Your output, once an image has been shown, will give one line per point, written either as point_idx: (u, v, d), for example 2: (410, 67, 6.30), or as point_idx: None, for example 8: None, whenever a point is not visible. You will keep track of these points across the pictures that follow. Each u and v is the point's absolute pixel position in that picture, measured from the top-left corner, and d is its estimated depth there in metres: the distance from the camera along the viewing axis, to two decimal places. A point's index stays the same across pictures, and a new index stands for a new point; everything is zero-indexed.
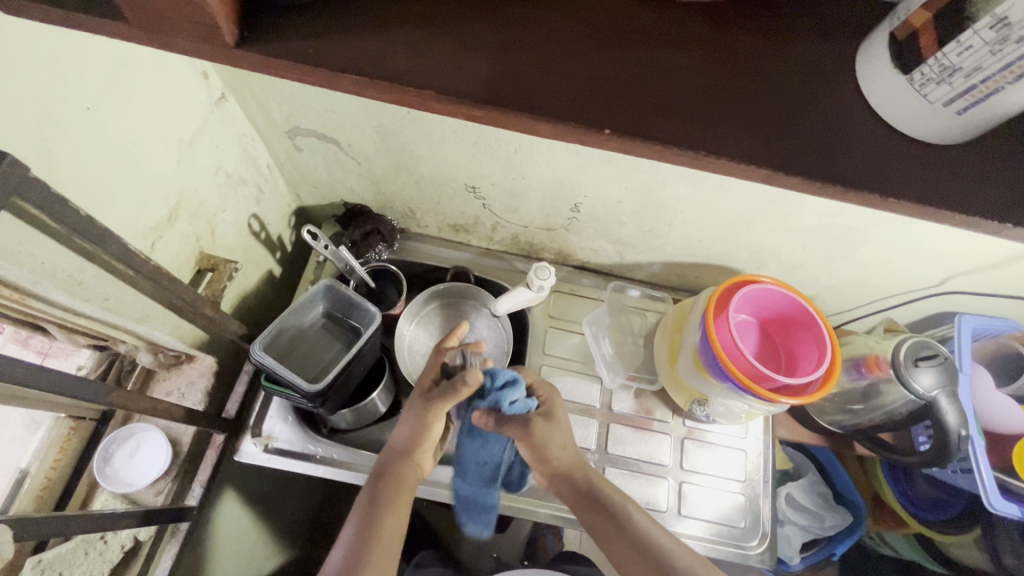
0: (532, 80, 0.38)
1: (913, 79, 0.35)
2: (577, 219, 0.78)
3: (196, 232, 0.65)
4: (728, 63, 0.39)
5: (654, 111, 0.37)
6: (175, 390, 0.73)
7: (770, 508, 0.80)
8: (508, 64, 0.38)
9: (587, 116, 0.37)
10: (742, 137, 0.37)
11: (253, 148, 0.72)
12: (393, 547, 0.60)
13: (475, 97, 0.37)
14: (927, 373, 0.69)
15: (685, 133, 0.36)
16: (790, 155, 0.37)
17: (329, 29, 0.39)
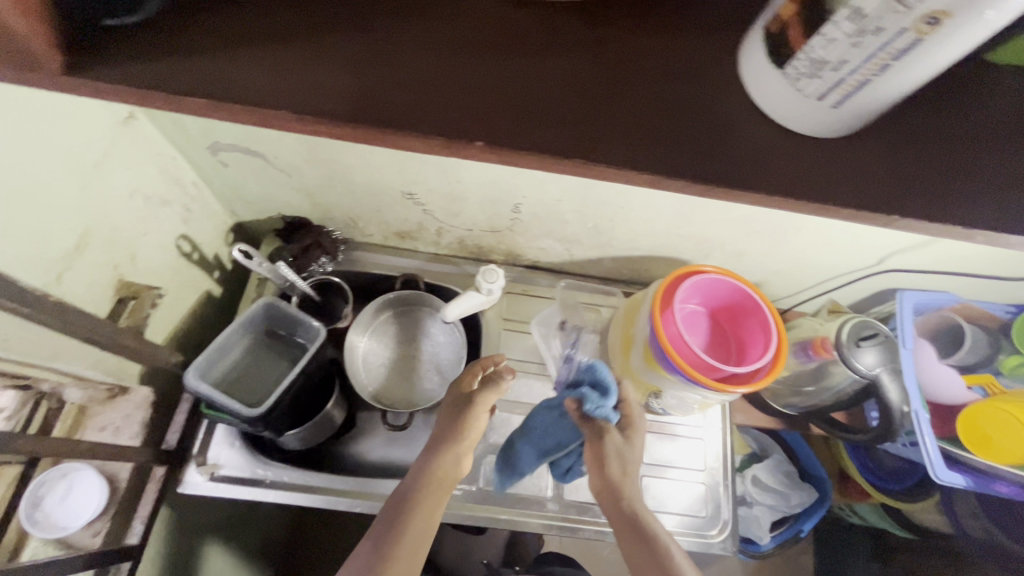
0: (416, 97, 0.37)
1: (787, 73, 0.36)
2: (520, 219, 0.77)
3: (113, 259, 0.62)
4: (612, 66, 0.40)
5: (523, 115, 0.37)
6: (110, 423, 0.69)
7: (730, 495, 0.81)
8: (391, 82, 0.38)
9: (476, 133, 0.36)
10: (613, 138, 0.37)
11: (175, 166, 0.68)
12: (422, 545, 0.62)
13: (357, 119, 0.36)
14: (868, 353, 0.70)
15: (573, 145, 0.37)
16: (679, 158, 0.37)
17: (200, 50, 0.37)
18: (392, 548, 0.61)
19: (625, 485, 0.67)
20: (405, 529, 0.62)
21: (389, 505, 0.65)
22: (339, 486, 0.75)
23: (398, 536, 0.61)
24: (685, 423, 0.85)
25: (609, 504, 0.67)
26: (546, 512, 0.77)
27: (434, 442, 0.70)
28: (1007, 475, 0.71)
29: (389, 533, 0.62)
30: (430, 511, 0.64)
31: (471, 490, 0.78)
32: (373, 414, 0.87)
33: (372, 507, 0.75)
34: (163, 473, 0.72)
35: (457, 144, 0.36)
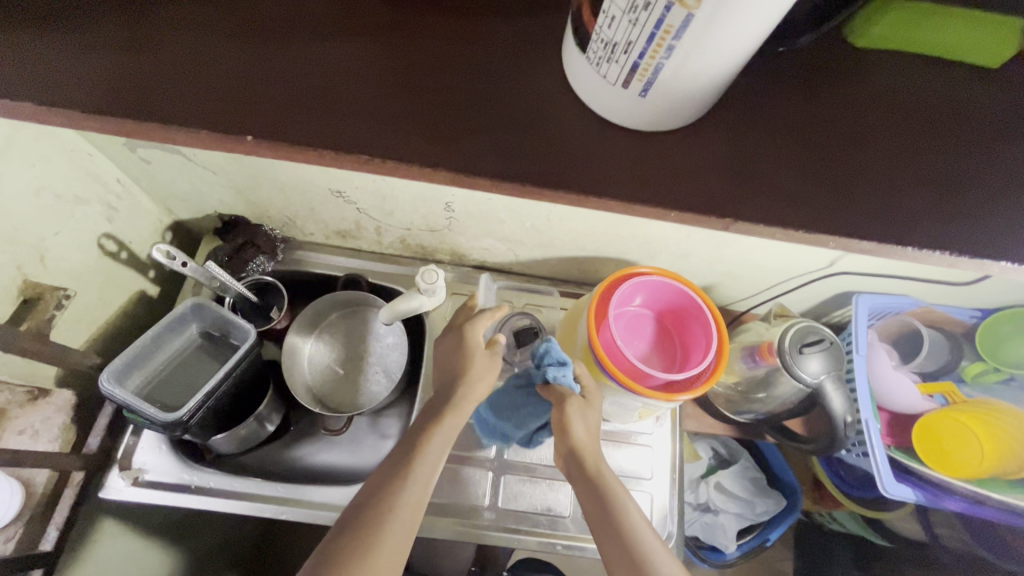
0: (223, 90, 0.41)
1: (587, 56, 0.38)
2: (454, 219, 0.74)
3: (15, 259, 0.60)
4: (419, 65, 0.43)
5: (300, 108, 0.41)
6: (27, 427, 0.66)
7: (677, 506, 0.78)
8: (201, 75, 0.41)
9: (270, 129, 0.40)
10: (386, 129, 0.41)
11: (92, 163, 0.66)
12: (407, 529, 0.55)
13: (166, 108, 0.40)
14: (812, 360, 0.66)
15: (359, 140, 0.40)
16: (462, 151, 0.40)
17: (33, 31, 0.40)
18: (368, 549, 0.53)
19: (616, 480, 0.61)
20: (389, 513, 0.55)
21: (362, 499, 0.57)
22: (268, 492, 0.73)
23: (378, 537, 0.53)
24: (632, 430, 0.82)
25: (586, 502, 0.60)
26: (481, 521, 0.75)
27: (421, 423, 0.62)
28: (957, 489, 0.67)
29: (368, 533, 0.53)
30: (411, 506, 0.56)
31: None
32: (313, 418, 0.85)
33: (300, 514, 0.73)
34: (83, 478, 0.70)
35: (249, 139, 0.40)
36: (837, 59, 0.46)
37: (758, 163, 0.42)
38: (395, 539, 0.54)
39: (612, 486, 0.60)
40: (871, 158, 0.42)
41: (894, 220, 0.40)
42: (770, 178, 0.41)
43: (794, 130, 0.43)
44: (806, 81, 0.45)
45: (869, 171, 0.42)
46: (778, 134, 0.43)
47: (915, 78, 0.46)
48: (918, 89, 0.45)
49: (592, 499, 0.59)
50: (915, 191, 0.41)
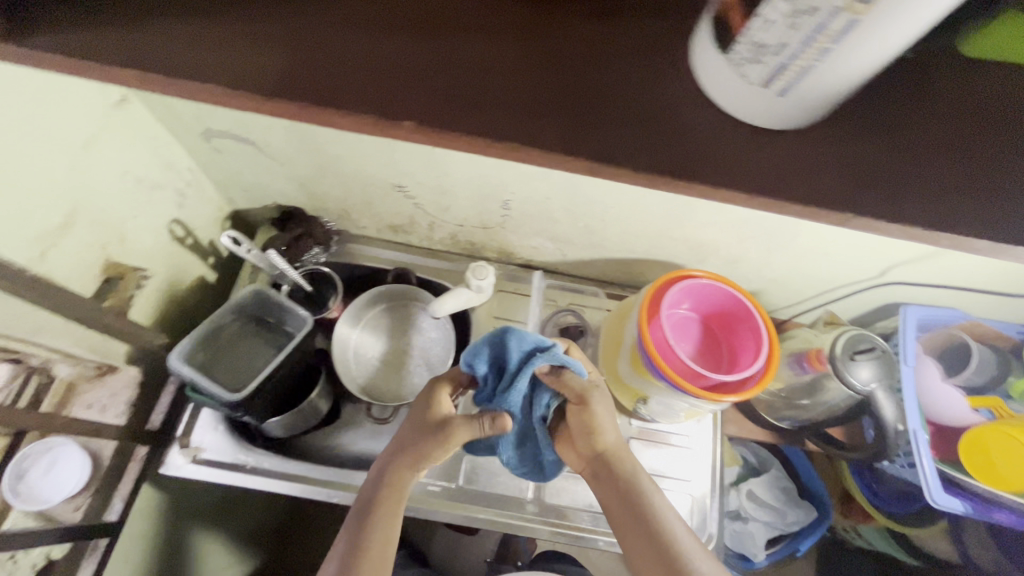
0: (338, 63, 0.43)
1: (731, 59, 0.39)
2: (510, 216, 0.76)
3: (103, 240, 0.62)
4: (551, 59, 0.45)
5: (450, 98, 0.43)
6: (96, 402, 0.70)
7: (717, 508, 0.79)
8: (317, 47, 0.44)
9: (380, 102, 0.42)
10: (526, 122, 0.42)
11: (169, 151, 0.70)
12: (389, 542, 0.61)
13: (283, 73, 0.42)
14: (865, 368, 0.67)
15: (458, 118, 0.42)
16: (548, 134, 0.42)
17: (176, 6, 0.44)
18: (357, 559, 0.59)
19: (630, 468, 0.63)
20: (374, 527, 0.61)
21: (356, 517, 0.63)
22: (318, 476, 0.75)
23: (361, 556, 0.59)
24: (673, 431, 0.83)
25: (613, 508, 0.62)
26: (524, 514, 0.76)
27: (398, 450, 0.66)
28: (1007, 503, 0.67)
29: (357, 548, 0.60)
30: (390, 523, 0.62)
31: (450, 488, 0.77)
32: (360, 406, 0.87)
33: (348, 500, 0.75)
34: (145, 453, 0.73)
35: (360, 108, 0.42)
36: (932, 65, 0.47)
37: (843, 167, 0.43)
38: (381, 552, 0.60)
39: (641, 488, 0.62)
40: (957, 167, 0.43)
41: (984, 224, 0.41)
42: (853, 184, 0.42)
43: (881, 135, 0.44)
44: (896, 86, 0.46)
45: (956, 176, 0.42)
46: (862, 138, 0.44)
47: (1001, 88, 0.46)
48: (1004, 99, 0.46)
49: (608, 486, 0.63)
50: (998, 202, 0.42)
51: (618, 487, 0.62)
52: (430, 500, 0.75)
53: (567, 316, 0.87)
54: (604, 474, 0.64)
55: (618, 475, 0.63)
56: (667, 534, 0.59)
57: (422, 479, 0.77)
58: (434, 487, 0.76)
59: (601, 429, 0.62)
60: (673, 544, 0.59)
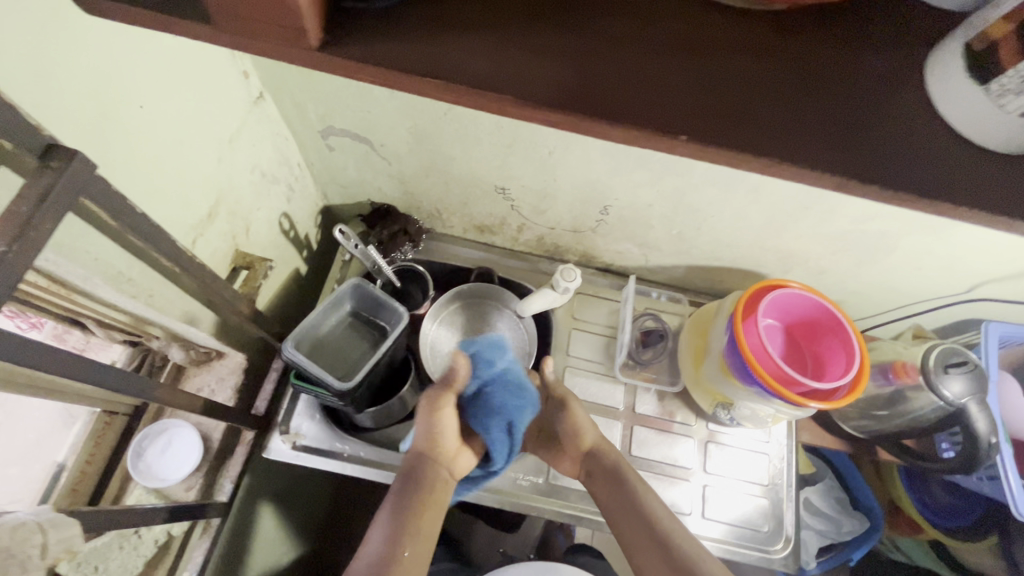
0: (676, 92, 0.28)
1: (988, 91, 0.30)
2: (605, 221, 0.78)
3: (233, 230, 0.65)
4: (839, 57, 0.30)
5: (729, 115, 0.28)
6: (205, 386, 0.74)
7: (793, 513, 0.81)
8: (630, 75, 0.28)
9: (765, 143, 0.28)
10: (813, 145, 0.28)
11: (286, 147, 0.72)
12: (422, 544, 0.60)
13: (622, 125, 0.28)
14: (956, 380, 0.69)
15: (871, 152, 0.29)
16: (950, 165, 0.31)
17: (392, 33, 0.28)
18: (391, 558, 0.57)
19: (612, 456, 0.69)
20: (409, 524, 0.60)
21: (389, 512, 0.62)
22: None
23: (399, 547, 0.58)
24: (751, 437, 0.85)
25: (603, 500, 0.67)
26: None
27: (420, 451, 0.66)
28: None
29: (397, 539, 0.59)
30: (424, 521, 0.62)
31: (538, 483, 0.77)
32: None
33: None
34: (252, 437, 0.74)
35: (745, 156, 0.28)
36: None
37: None
38: (416, 553, 0.59)
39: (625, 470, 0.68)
40: None
41: None
42: None
43: None
44: None
45: None
46: None
47: None
48: None
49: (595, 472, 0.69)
50: None
51: (608, 476, 0.67)
52: (520, 493, 0.76)
53: (647, 320, 0.89)
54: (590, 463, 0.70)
55: (602, 458, 0.69)
56: (663, 517, 0.63)
57: (513, 473, 0.77)
58: (523, 482, 0.77)
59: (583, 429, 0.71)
60: (660, 520, 0.62)
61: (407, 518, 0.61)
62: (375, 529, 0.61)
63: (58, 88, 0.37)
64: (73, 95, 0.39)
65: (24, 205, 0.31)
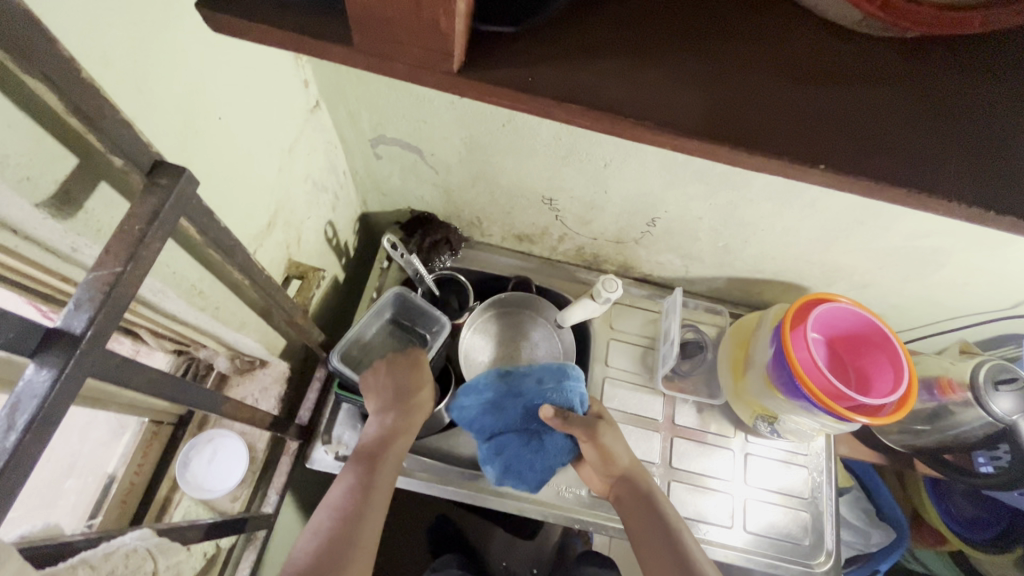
0: (805, 119, 0.28)
1: None
2: (650, 233, 0.78)
3: (287, 240, 0.64)
4: (956, 84, 0.29)
5: (860, 144, 0.28)
6: (249, 395, 0.73)
7: (833, 526, 0.81)
8: (762, 103, 0.28)
9: (902, 171, 0.27)
10: (944, 170, 0.28)
11: (334, 154, 0.72)
12: (378, 515, 0.61)
13: (761, 150, 0.27)
14: (1006, 398, 0.69)
15: (1010, 175, 0.28)
16: None
17: (533, 61, 0.28)
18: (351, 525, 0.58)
19: (646, 484, 0.69)
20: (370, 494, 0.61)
21: (350, 484, 0.62)
22: (457, 476, 0.77)
23: (361, 511, 0.60)
24: (789, 449, 0.85)
25: (630, 525, 0.67)
26: None
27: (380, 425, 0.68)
28: None
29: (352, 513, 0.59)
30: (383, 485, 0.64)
31: (581, 495, 0.77)
32: None
33: (480, 498, 0.76)
34: (296, 447, 0.73)
35: (887, 187, 0.27)
36: None
37: None
38: (372, 522, 0.60)
39: (662, 500, 0.67)
40: None
41: None
42: None
43: None
44: None
45: None
46: None
47: None
48: None
49: (630, 496, 0.68)
50: None
51: (637, 504, 0.67)
52: (565, 505, 0.75)
53: (687, 332, 0.89)
54: (626, 486, 0.69)
55: (640, 486, 0.68)
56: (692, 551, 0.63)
57: (558, 485, 0.77)
58: (568, 493, 0.77)
59: (616, 454, 0.69)
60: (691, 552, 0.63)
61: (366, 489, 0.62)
62: (331, 501, 0.61)
63: (152, 102, 0.37)
64: (164, 108, 0.38)
65: (137, 224, 0.31)
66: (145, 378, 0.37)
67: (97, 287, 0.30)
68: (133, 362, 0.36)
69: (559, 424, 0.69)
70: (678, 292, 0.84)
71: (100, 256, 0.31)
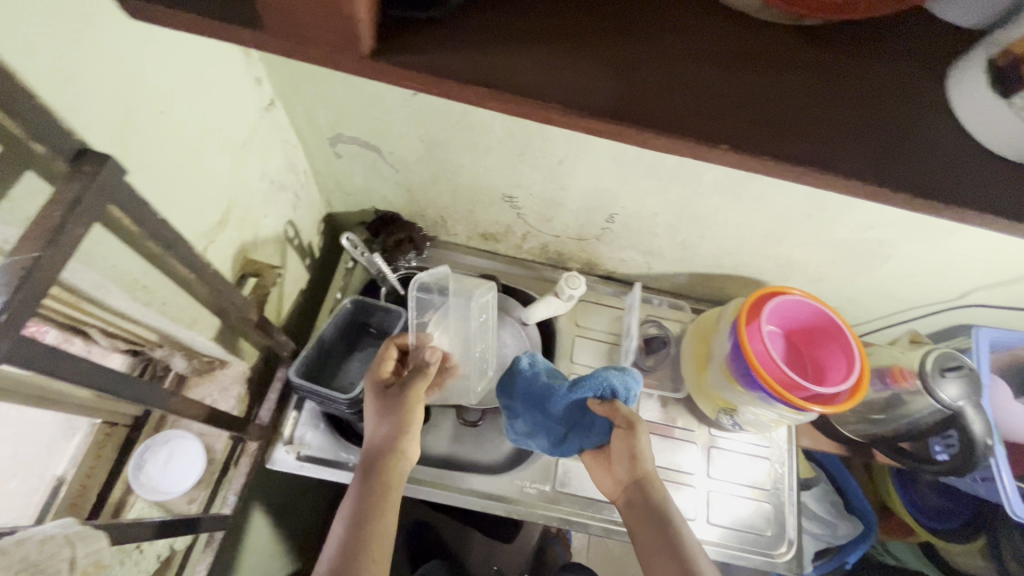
0: (709, 101, 0.29)
1: (1012, 106, 0.28)
2: (610, 229, 0.79)
3: (242, 237, 0.64)
4: (851, 73, 0.31)
5: (761, 126, 0.29)
6: (208, 396, 0.72)
7: (795, 516, 0.82)
8: (668, 85, 0.29)
9: (799, 151, 0.28)
10: (838, 152, 0.29)
11: (293, 154, 0.72)
12: (386, 546, 0.56)
13: (666, 130, 0.28)
14: (952, 384, 0.71)
15: (896, 157, 0.29)
16: (995, 182, 0.30)
17: (445, 43, 0.28)
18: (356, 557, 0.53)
19: (661, 494, 0.64)
20: (374, 524, 0.57)
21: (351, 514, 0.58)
22: (420, 475, 0.77)
23: (365, 542, 0.55)
24: (751, 442, 0.87)
25: (636, 525, 0.63)
26: (615, 518, 0.75)
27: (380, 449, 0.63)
28: None
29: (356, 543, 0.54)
30: (390, 513, 0.59)
31: (545, 491, 0.77)
32: (448, 412, 0.84)
33: (446, 497, 0.76)
34: (255, 448, 0.71)
35: (784, 166, 0.28)
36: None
37: None
38: (381, 553, 0.55)
39: (675, 513, 0.62)
40: None
41: None
42: None
43: None
44: None
45: None
46: None
47: None
48: None
49: (643, 501, 0.63)
50: None
51: (648, 509, 0.63)
52: (527, 501, 0.76)
53: (650, 327, 0.90)
54: (640, 492, 0.64)
55: (656, 493, 0.64)
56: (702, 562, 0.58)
57: (520, 481, 0.77)
58: (530, 489, 0.77)
59: (645, 455, 0.65)
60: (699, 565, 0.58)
61: (371, 518, 0.57)
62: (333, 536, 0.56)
63: (86, 93, 0.37)
64: (97, 99, 0.38)
65: (57, 211, 0.31)
66: (75, 368, 0.37)
67: (14, 272, 0.30)
68: (61, 352, 0.36)
69: (603, 409, 0.67)
70: (637, 287, 0.85)
71: (19, 242, 0.31)
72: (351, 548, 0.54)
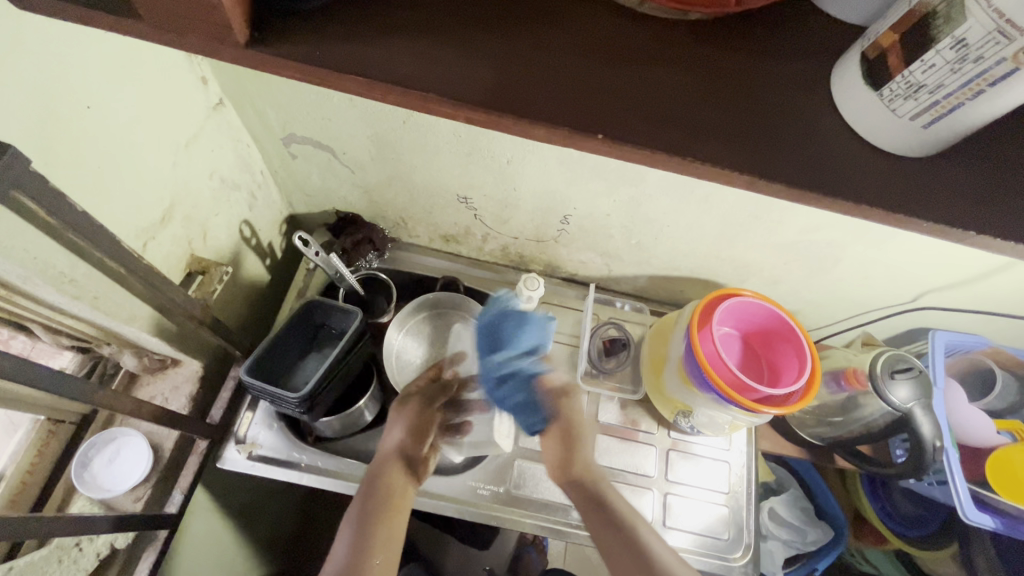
0: (587, 93, 0.30)
1: (881, 96, 0.30)
2: (566, 231, 0.80)
3: (188, 235, 0.65)
4: (732, 71, 0.32)
5: (638, 117, 0.30)
6: (158, 394, 0.72)
7: (753, 520, 0.82)
8: (549, 78, 0.30)
9: (675, 142, 0.29)
10: (715, 143, 0.30)
11: (248, 154, 0.72)
12: (391, 549, 0.60)
13: (543, 118, 0.29)
14: (902, 386, 0.71)
15: (775, 149, 0.30)
16: (867, 176, 0.31)
17: (330, 36, 0.30)
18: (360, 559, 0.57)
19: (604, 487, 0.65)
20: (377, 529, 0.61)
21: (355, 522, 0.62)
22: None
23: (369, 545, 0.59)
24: (711, 445, 0.86)
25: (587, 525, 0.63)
26: (569, 520, 0.75)
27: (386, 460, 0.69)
28: None
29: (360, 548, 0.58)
30: (397, 519, 0.63)
31: (498, 492, 0.77)
32: None
33: None
34: (205, 446, 0.72)
35: (661, 155, 0.29)
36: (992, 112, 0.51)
37: None
38: (385, 556, 0.59)
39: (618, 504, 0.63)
40: None
41: None
42: None
43: None
44: None
45: None
46: None
47: None
48: None
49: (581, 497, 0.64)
50: None
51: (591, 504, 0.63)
52: (479, 502, 0.75)
53: (610, 329, 0.89)
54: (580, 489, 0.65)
55: (598, 488, 0.64)
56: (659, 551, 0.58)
57: (473, 482, 0.77)
58: (483, 491, 0.76)
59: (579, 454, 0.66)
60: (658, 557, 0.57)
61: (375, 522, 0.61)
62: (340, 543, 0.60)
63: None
64: (11, 93, 0.39)
65: None
66: None
67: None
68: None
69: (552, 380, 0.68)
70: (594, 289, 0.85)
71: None
72: (356, 551, 0.58)
